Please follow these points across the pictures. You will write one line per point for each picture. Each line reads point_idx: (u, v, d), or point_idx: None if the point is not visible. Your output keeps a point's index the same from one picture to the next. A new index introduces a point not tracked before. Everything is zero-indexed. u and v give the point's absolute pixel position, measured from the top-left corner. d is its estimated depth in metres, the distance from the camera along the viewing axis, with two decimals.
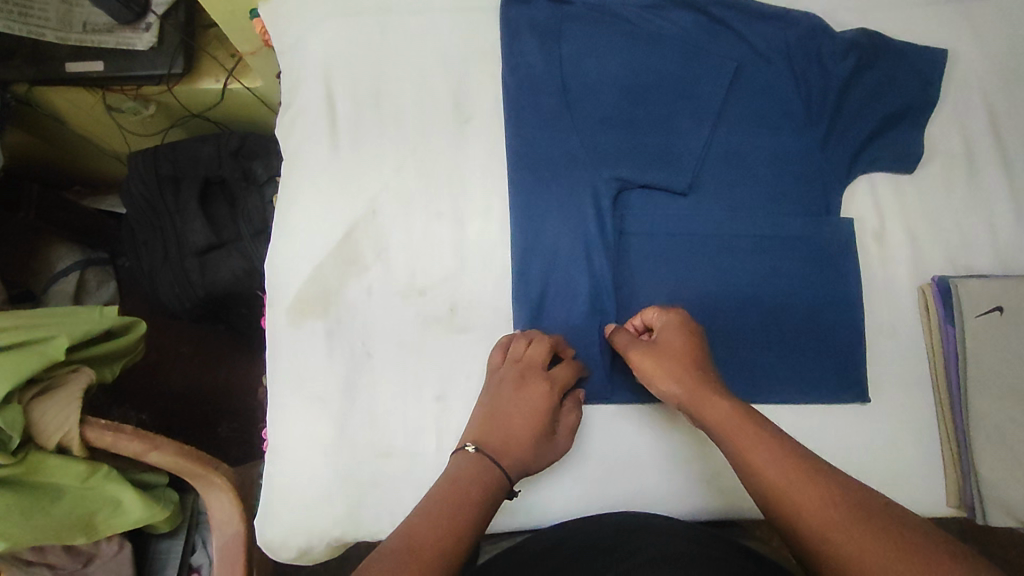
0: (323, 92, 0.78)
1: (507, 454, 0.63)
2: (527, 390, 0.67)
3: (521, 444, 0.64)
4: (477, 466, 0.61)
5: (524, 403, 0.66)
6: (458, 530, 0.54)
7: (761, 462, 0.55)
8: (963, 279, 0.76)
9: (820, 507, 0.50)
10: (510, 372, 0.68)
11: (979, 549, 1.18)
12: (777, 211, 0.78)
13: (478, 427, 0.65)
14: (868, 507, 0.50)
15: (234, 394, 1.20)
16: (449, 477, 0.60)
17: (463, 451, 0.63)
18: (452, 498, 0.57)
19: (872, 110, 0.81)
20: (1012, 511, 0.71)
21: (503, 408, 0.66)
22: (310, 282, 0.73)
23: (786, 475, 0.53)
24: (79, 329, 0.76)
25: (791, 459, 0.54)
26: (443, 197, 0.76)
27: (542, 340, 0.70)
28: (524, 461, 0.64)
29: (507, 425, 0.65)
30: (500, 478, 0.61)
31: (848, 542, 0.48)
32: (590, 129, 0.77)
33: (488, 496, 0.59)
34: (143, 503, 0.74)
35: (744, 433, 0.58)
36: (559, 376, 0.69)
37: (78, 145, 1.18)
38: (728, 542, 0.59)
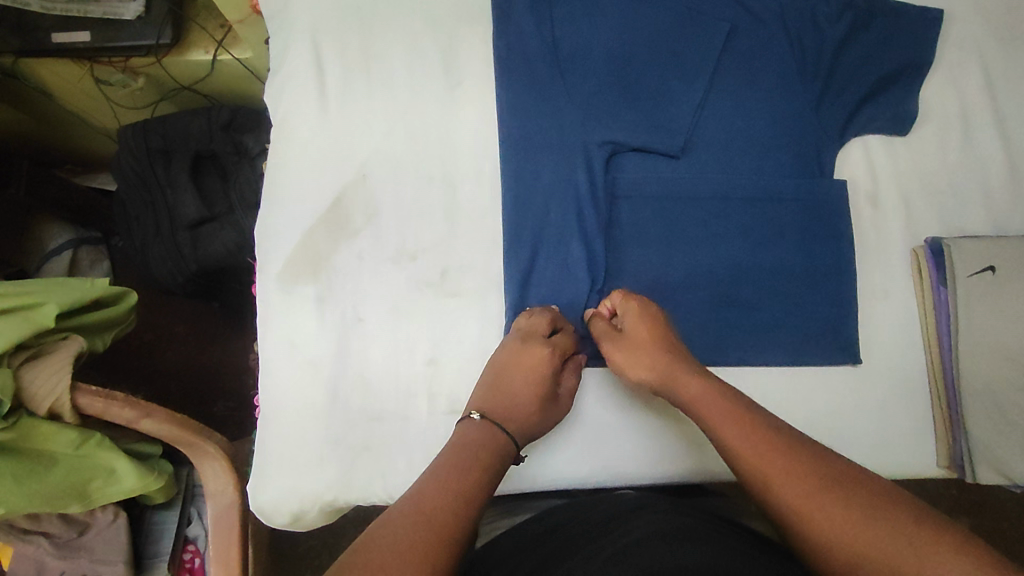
0: (311, 54, 0.76)
1: (510, 420, 0.63)
2: (529, 356, 0.66)
3: (525, 409, 0.64)
4: (481, 432, 0.60)
5: (527, 370, 0.66)
6: (469, 495, 0.52)
7: (733, 436, 0.54)
8: (956, 239, 0.76)
9: (790, 480, 0.50)
10: (510, 340, 0.68)
11: (971, 521, 1.19)
12: (771, 175, 0.78)
13: (482, 395, 0.65)
14: (838, 479, 0.49)
15: (225, 372, 1.19)
16: (455, 442, 0.59)
17: (468, 419, 0.62)
18: (459, 464, 0.55)
19: (867, 71, 0.80)
20: (1001, 468, 0.72)
21: (505, 376, 0.66)
22: (300, 247, 0.72)
23: (761, 449, 0.52)
24: (69, 296, 0.75)
25: (761, 434, 0.54)
26: (433, 161, 0.76)
27: (541, 311, 0.70)
28: (529, 426, 0.64)
29: (510, 391, 0.65)
30: (507, 442, 0.60)
31: (821, 514, 0.47)
32: (582, 93, 0.76)
33: (496, 461, 0.58)
34: (137, 471, 0.73)
35: (714, 410, 0.57)
36: (560, 342, 0.68)
37: (67, 121, 1.16)
38: (722, 519, 0.58)
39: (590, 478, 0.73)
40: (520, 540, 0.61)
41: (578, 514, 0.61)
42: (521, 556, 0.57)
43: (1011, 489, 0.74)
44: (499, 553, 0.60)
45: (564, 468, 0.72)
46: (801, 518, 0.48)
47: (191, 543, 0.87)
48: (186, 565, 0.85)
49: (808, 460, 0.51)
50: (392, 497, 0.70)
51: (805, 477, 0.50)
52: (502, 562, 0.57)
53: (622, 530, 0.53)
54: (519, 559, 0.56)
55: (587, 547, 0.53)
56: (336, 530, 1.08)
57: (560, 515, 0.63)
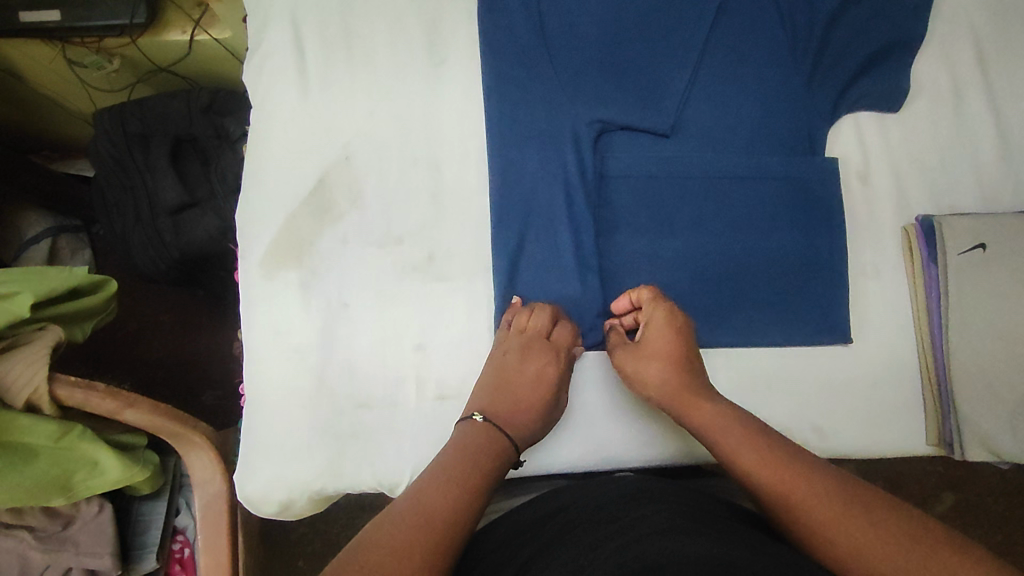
0: (290, 32, 0.74)
1: (514, 424, 0.63)
2: (533, 360, 0.66)
3: (528, 412, 0.65)
4: (485, 436, 0.60)
5: (532, 375, 0.66)
6: (468, 502, 0.53)
7: (746, 453, 0.56)
8: (945, 216, 0.76)
9: (811, 496, 0.52)
10: (514, 342, 0.67)
11: (957, 497, 1.20)
12: (761, 153, 0.77)
13: (486, 396, 0.65)
14: (860, 499, 0.51)
15: (211, 360, 1.17)
16: (456, 444, 0.59)
17: (469, 420, 0.62)
18: (463, 467, 0.55)
19: (861, 44, 0.78)
20: (990, 445, 0.72)
21: (507, 377, 0.66)
22: (283, 232, 0.70)
23: (778, 467, 0.55)
24: (45, 285, 0.73)
25: (771, 452, 0.56)
26: (419, 142, 0.74)
27: (543, 311, 0.69)
28: (532, 429, 0.65)
29: (514, 394, 0.65)
30: (510, 446, 0.61)
31: (844, 535, 0.49)
32: (570, 71, 0.75)
33: (498, 464, 0.58)
34: (120, 463, 0.71)
35: (734, 432, 0.59)
36: (561, 342, 0.69)
37: (41, 105, 1.13)
38: (720, 502, 0.60)
39: (579, 465, 0.72)
40: (520, 523, 0.60)
41: (580, 497, 0.60)
42: (518, 544, 0.56)
43: (1002, 464, 0.74)
44: (496, 538, 0.59)
45: (550, 454, 0.72)
46: (818, 532, 0.50)
47: (180, 532, 0.86)
48: (175, 555, 0.85)
49: (826, 478, 0.53)
50: (381, 484, 0.69)
51: (824, 493, 0.52)
52: (501, 546, 0.57)
53: (632, 520, 0.52)
54: (516, 547, 0.56)
55: (591, 533, 0.52)
56: (328, 516, 1.08)
57: (564, 497, 0.62)
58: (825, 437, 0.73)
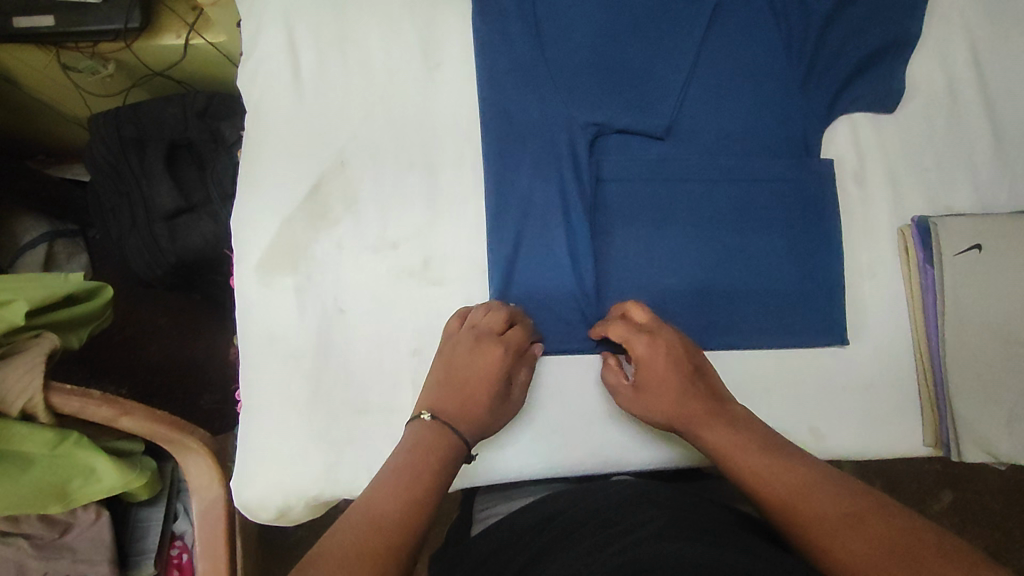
0: (284, 37, 0.74)
1: (463, 419, 0.61)
2: (483, 355, 0.64)
3: (481, 407, 0.63)
4: (431, 434, 0.59)
5: (479, 368, 0.64)
6: (419, 508, 0.51)
7: (761, 468, 0.56)
8: (942, 218, 0.75)
9: (819, 512, 0.51)
10: (464, 337, 0.66)
11: (956, 495, 1.21)
12: (757, 155, 0.77)
13: (434, 393, 0.63)
14: (868, 515, 0.49)
15: (208, 365, 1.17)
16: (407, 446, 0.57)
17: (418, 419, 0.60)
18: (411, 469, 0.55)
19: (856, 45, 0.78)
20: (989, 447, 0.72)
21: (458, 373, 0.64)
22: (279, 238, 0.70)
23: (785, 483, 0.54)
24: (40, 292, 0.73)
25: (787, 468, 0.55)
26: (414, 146, 0.74)
27: (497, 309, 0.68)
28: (483, 425, 0.63)
29: (463, 388, 0.63)
30: (458, 442, 0.59)
31: (843, 549, 0.47)
32: (565, 74, 0.75)
33: (447, 464, 0.57)
34: (116, 469, 0.70)
35: (745, 453, 0.58)
36: (513, 337, 0.67)
37: (36, 111, 1.12)
38: (726, 511, 0.59)
39: (577, 468, 0.72)
40: (519, 528, 0.60)
41: (580, 500, 0.60)
42: (516, 549, 0.56)
43: (999, 466, 0.74)
44: (497, 542, 0.60)
45: (547, 458, 0.72)
46: (821, 547, 0.49)
47: (179, 538, 0.86)
48: (173, 561, 0.85)
49: (839, 494, 0.52)
50: None
51: (828, 507, 0.51)
52: (500, 551, 0.58)
53: (629, 526, 0.52)
54: (516, 551, 0.56)
55: (590, 540, 0.51)
56: (327, 520, 1.08)
57: (563, 499, 0.62)
58: (822, 439, 0.73)
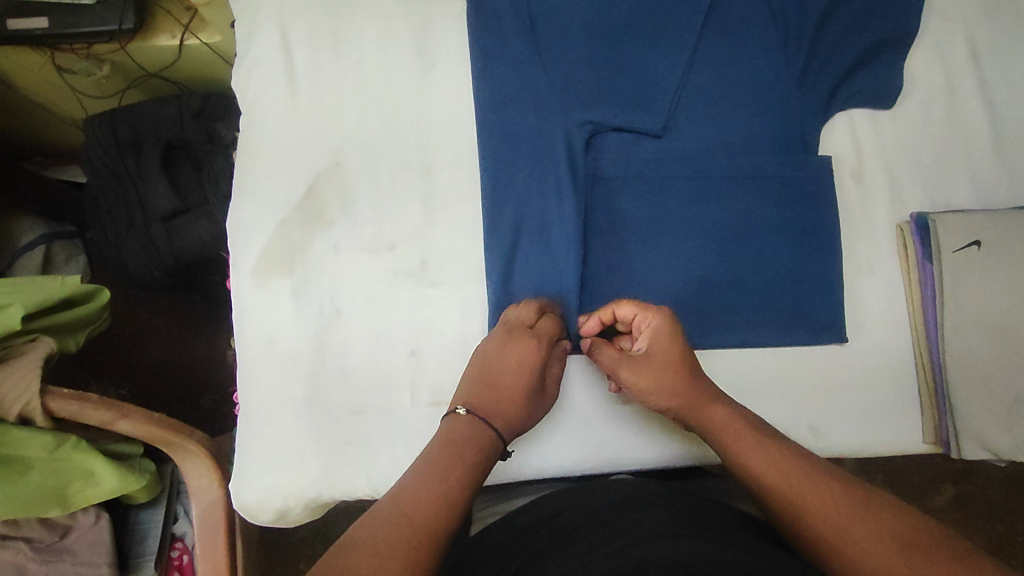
0: (278, 38, 0.73)
1: (496, 413, 0.61)
2: (514, 348, 0.65)
3: (514, 402, 0.62)
4: (467, 428, 0.58)
5: (512, 362, 0.64)
6: (451, 498, 0.52)
7: (758, 456, 0.56)
8: (941, 214, 0.75)
9: (819, 503, 0.51)
10: (497, 334, 0.67)
11: (957, 489, 1.20)
12: (755, 152, 0.76)
13: (469, 388, 0.63)
14: (868, 505, 0.50)
15: (207, 365, 1.16)
16: (440, 440, 0.57)
17: (453, 414, 0.60)
18: (444, 462, 0.54)
19: (853, 41, 0.78)
20: (987, 444, 0.72)
21: (491, 368, 0.64)
22: (275, 239, 0.70)
23: (786, 473, 0.54)
24: (36, 296, 0.73)
25: (782, 456, 0.56)
26: (410, 146, 0.73)
27: (527, 304, 0.69)
28: (518, 420, 0.62)
29: (497, 383, 0.63)
30: (492, 437, 0.59)
31: (848, 540, 0.48)
32: (561, 73, 0.74)
33: (482, 457, 0.57)
34: (116, 471, 0.71)
35: (746, 438, 0.58)
36: (545, 330, 0.67)
37: (32, 113, 1.12)
38: (720, 507, 0.60)
39: (575, 468, 0.72)
40: (517, 528, 0.60)
41: (577, 500, 0.60)
42: (516, 548, 0.56)
43: (999, 463, 0.74)
44: (495, 542, 0.59)
45: (546, 457, 0.71)
46: (827, 538, 0.49)
47: (179, 540, 0.86)
48: (174, 563, 0.85)
49: (834, 483, 0.53)
50: (377, 491, 0.68)
51: (832, 497, 0.52)
52: (497, 551, 0.57)
53: (630, 524, 0.52)
54: (515, 550, 0.55)
55: (589, 537, 0.52)
56: (328, 520, 1.08)
57: (561, 500, 0.62)
58: (821, 436, 0.73)
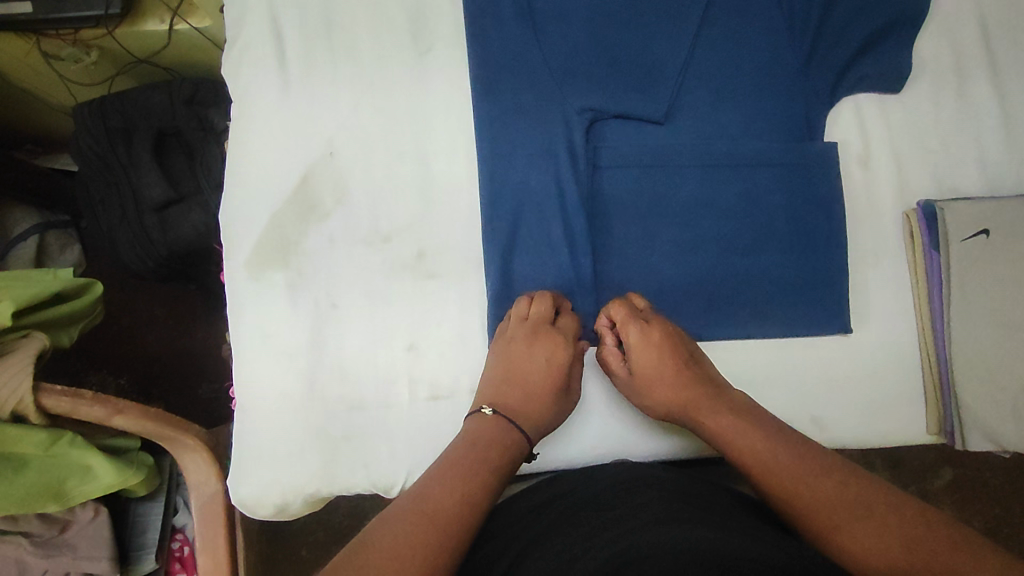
0: (269, 24, 0.71)
1: (524, 414, 0.64)
2: (540, 348, 0.66)
3: (541, 402, 0.65)
4: (495, 429, 0.61)
5: (538, 363, 0.66)
6: (474, 497, 0.53)
7: (761, 451, 0.58)
8: (949, 202, 0.74)
9: (820, 500, 0.53)
10: (518, 332, 0.67)
11: (955, 473, 1.20)
12: (760, 138, 0.75)
13: (493, 388, 0.65)
14: (867, 503, 0.52)
15: (205, 353, 1.16)
16: (465, 440, 0.59)
17: (479, 414, 0.63)
18: (468, 463, 0.56)
19: (862, 22, 0.75)
20: (992, 436, 0.71)
21: (517, 369, 0.65)
22: (268, 232, 0.68)
23: (792, 468, 0.56)
24: (24, 292, 0.71)
25: (785, 450, 0.58)
26: (406, 134, 0.72)
27: (544, 296, 0.68)
28: (544, 420, 0.65)
29: (523, 384, 0.65)
30: (520, 439, 0.62)
31: (848, 537, 0.51)
32: (560, 58, 0.72)
33: (506, 460, 0.59)
34: (114, 466, 0.70)
35: (750, 441, 0.59)
36: (566, 328, 0.68)
37: (20, 101, 1.10)
38: (723, 489, 0.60)
39: (578, 460, 0.71)
40: (518, 511, 0.59)
41: (580, 484, 0.60)
42: (517, 530, 0.55)
43: (1002, 454, 0.73)
44: (495, 525, 0.59)
45: (548, 451, 0.71)
46: (828, 533, 0.51)
47: (179, 531, 0.86)
48: (175, 554, 0.85)
49: (836, 479, 0.55)
50: (376, 485, 0.68)
51: (833, 493, 0.54)
52: (498, 533, 0.57)
53: (633, 507, 0.51)
54: (517, 531, 0.55)
55: (592, 521, 0.51)
56: (328, 509, 1.08)
57: (562, 484, 0.61)
58: (825, 428, 0.72)
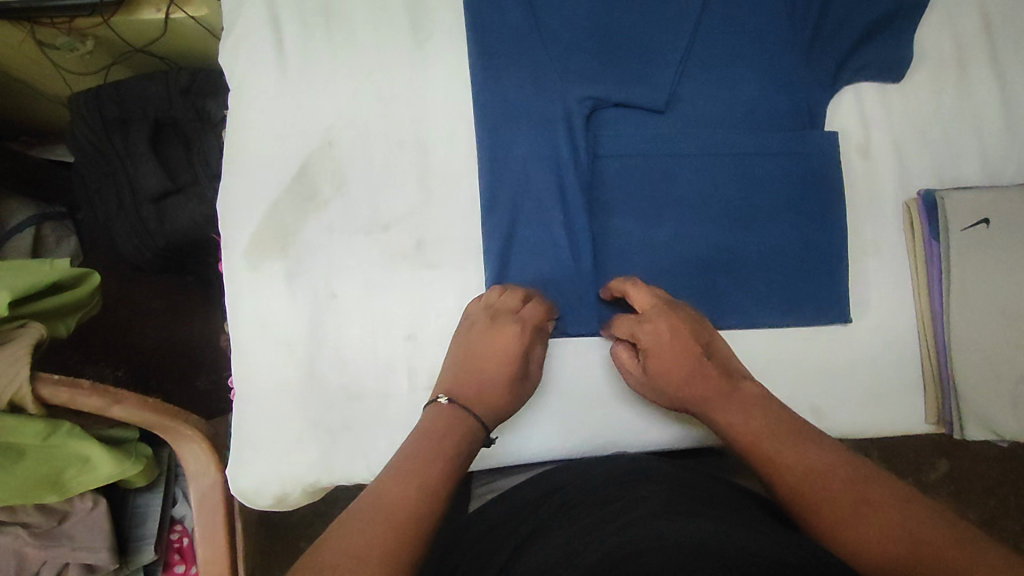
0: (266, 12, 0.71)
1: (479, 400, 0.61)
2: (496, 333, 0.64)
3: (497, 387, 0.62)
4: (449, 416, 0.59)
5: (494, 349, 0.63)
6: (433, 488, 0.52)
7: (772, 444, 0.57)
8: (949, 191, 0.74)
9: (827, 495, 0.52)
10: (479, 317, 0.66)
11: (952, 463, 1.21)
12: (761, 128, 0.74)
13: (451, 375, 0.63)
14: (875, 498, 0.51)
15: (203, 345, 1.16)
16: (421, 430, 0.57)
17: (435, 403, 0.61)
18: (424, 453, 0.54)
19: (864, 11, 0.75)
20: (991, 425, 0.72)
21: (473, 355, 0.64)
22: (266, 222, 0.68)
23: (802, 462, 0.55)
24: (21, 282, 0.71)
25: (795, 442, 0.57)
26: (405, 123, 0.71)
27: (512, 290, 0.67)
28: (500, 406, 0.62)
29: (479, 370, 0.63)
30: (475, 425, 0.59)
31: (854, 532, 0.50)
32: (561, 45, 0.72)
33: (463, 444, 0.57)
34: (113, 456, 0.69)
35: (761, 434, 0.58)
36: (529, 316, 0.66)
37: (17, 91, 1.09)
38: (725, 483, 0.60)
39: (575, 449, 0.71)
40: (516, 503, 0.59)
41: (578, 477, 0.60)
42: (514, 524, 0.55)
43: (1000, 443, 0.74)
44: (492, 518, 0.58)
45: (545, 440, 0.71)
46: (834, 530, 0.50)
47: (178, 522, 0.86)
48: (174, 545, 0.85)
49: (846, 473, 0.54)
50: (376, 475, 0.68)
51: (841, 487, 0.53)
52: (494, 528, 0.56)
53: (631, 501, 0.51)
54: (514, 526, 0.55)
55: (591, 515, 0.51)
56: (327, 500, 1.08)
57: (562, 476, 0.61)
58: (824, 418, 0.72)
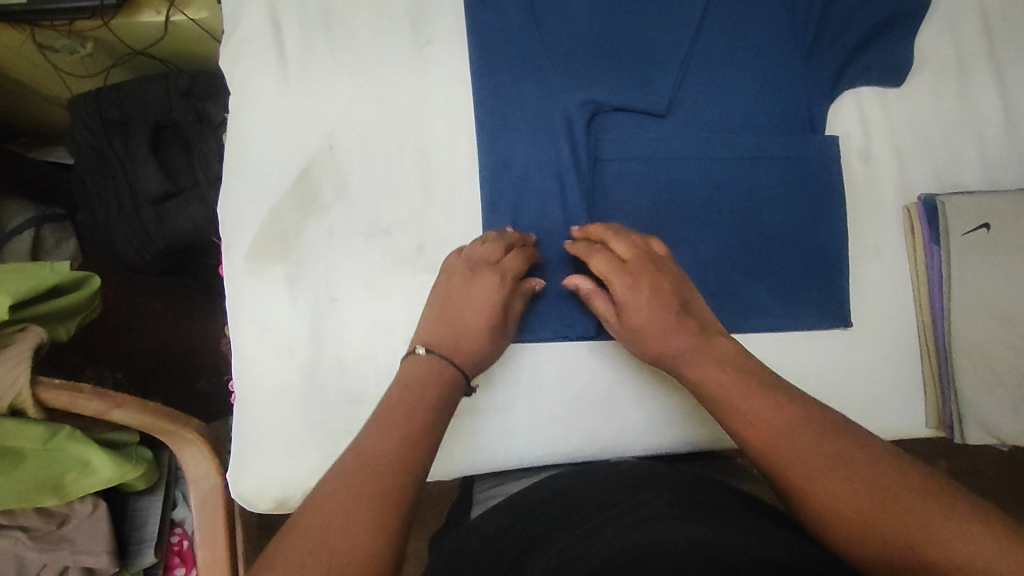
0: (267, 15, 0.71)
1: (458, 348, 0.60)
2: (476, 283, 0.63)
3: (478, 334, 0.62)
4: (428, 365, 0.58)
5: (474, 299, 0.62)
6: (416, 442, 0.50)
7: (775, 425, 0.52)
8: (950, 195, 0.74)
9: (835, 483, 0.48)
10: (458, 268, 0.65)
11: (953, 466, 1.21)
12: (761, 131, 0.74)
13: (429, 327, 0.62)
14: (888, 487, 0.47)
15: (203, 347, 1.16)
16: (399, 383, 0.56)
17: (413, 353, 0.59)
18: (403, 407, 0.53)
19: (864, 15, 0.75)
20: (990, 429, 0.72)
21: (452, 304, 0.63)
22: (266, 225, 0.68)
23: (806, 443, 0.50)
24: (21, 285, 0.71)
25: (797, 421, 0.52)
26: (405, 126, 0.71)
27: (489, 240, 0.66)
28: (479, 358, 0.61)
29: (458, 321, 0.62)
30: (453, 372, 0.58)
31: (862, 524, 0.46)
32: (561, 50, 0.72)
33: (443, 393, 0.56)
34: (113, 460, 0.70)
35: (763, 411, 0.53)
36: (510, 267, 0.65)
37: (17, 93, 1.09)
38: (730, 488, 0.58)
39: (575, 454, 0.71)
40: (521, 508, 0.59)
41: (581, 482, 0.59)
42: (518, 530, 0.55)
43: (1000, 446, 0.74)
44: (495, 525, 0.58)
45: (547, 445, 0.71)
46: (838, 524, 0.46)
47: (178, 526, 0.87)
48: (174, 548, 0.85)
49: (857, 461, 0.49)
50: None
51: (851, 474, 0.48)
52: (496, 536, 0.56)
53: (634, 507, 0.51)
54: (516, 533, 0.54)
55: (594, 520, 0.51)
56: None
57: (563, 482, 0.61)
58: None
